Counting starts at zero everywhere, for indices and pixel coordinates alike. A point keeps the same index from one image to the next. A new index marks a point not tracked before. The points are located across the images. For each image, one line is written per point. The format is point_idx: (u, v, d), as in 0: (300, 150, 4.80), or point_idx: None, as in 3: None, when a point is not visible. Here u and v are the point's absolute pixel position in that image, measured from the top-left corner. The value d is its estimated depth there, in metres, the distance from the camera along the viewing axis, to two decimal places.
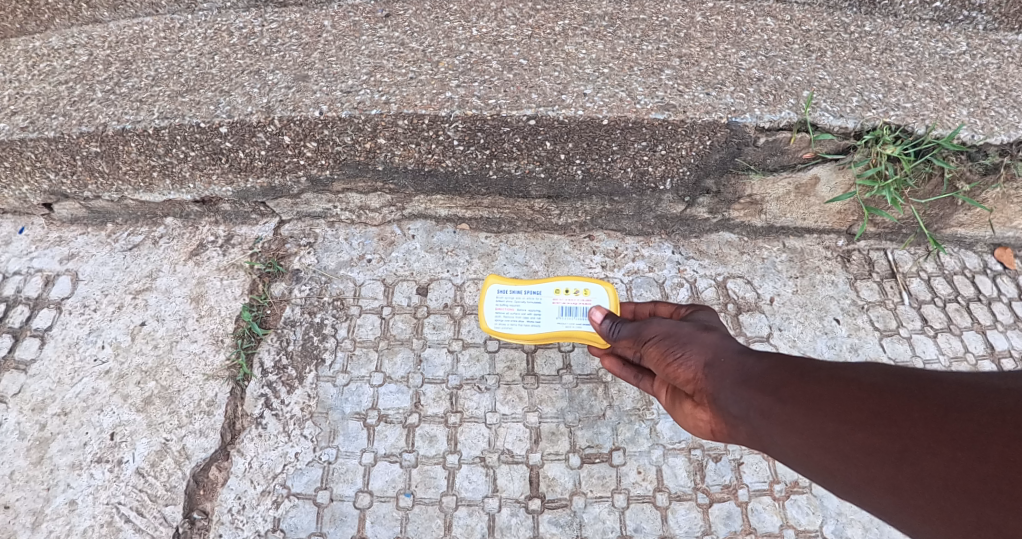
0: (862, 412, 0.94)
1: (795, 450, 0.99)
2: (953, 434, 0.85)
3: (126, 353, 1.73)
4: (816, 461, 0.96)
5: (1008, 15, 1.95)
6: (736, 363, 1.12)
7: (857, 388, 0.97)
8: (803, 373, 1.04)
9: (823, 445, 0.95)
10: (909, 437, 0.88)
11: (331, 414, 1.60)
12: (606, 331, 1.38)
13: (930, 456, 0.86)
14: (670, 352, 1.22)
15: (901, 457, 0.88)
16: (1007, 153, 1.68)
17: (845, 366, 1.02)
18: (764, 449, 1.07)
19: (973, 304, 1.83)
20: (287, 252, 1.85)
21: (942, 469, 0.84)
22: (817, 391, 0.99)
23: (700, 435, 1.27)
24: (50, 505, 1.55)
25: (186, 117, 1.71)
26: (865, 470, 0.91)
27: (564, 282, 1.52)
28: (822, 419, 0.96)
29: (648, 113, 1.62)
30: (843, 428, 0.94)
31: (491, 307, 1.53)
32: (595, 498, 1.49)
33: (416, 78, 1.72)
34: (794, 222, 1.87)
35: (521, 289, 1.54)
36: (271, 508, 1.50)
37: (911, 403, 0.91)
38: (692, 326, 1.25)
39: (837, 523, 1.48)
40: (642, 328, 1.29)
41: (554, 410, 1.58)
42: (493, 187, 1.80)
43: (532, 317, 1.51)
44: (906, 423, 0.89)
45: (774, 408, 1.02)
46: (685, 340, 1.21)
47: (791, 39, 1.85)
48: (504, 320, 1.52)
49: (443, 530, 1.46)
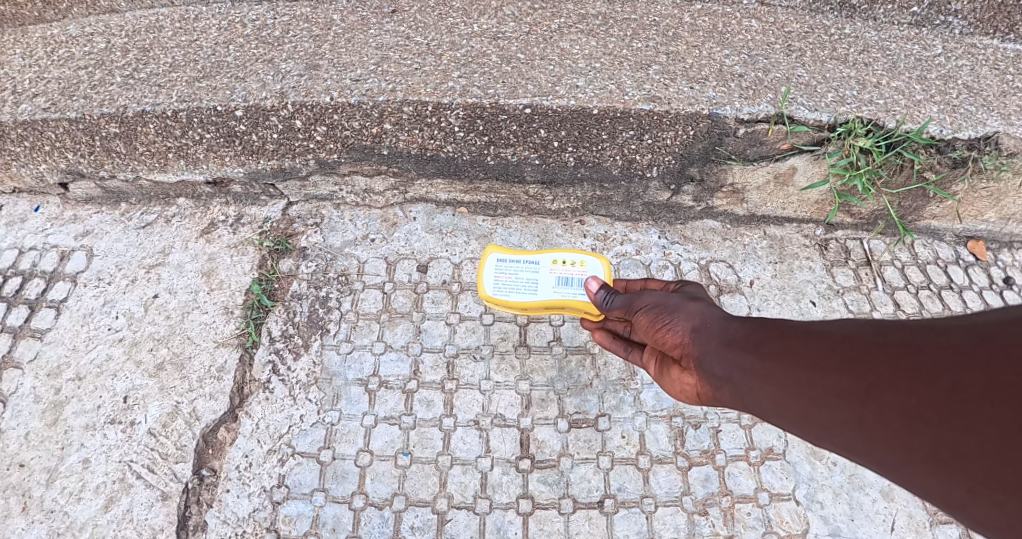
0: (832, 359, 1.00)
1: (774, 402, 1.06)
2: (911, 369, 0.90)
3: (139, 322, 1.82)
4: (793, 411, 1.03)
5: (982, 21, 2.09)
6: (720, 328, 1.21)
7: (828, 339, 1.04)
8: (780, 333, 1.13)
9: (797, 393, 1.02)
10: (873, 376, 0.94)
11: (334, 380, 1.70)
12: (601, 302, 1.47)
13: (891, 390, 0.91)
14: (658, 320, 1.31)
15: (866, 395, 0.93)
16: (974, 147, 1.79)
17: (821, 323, 1.09)
18: (746, 407, 1.15)
19: (944, 292, 1.94)
20: (295, 231, 1.95)
21: (901, 401, 0.89)
22: (794, 347, 1.07)
23: (685, 400, 1.35)
24: (64, 463, 1.62)
25: (204, 100, 1.81)
26: (834, 411, 0.96)
27: (561, 254, 1.64)
28: (796, 370, 1.03)
29: (635, 104, 1.73)
30: (816, 376, 1.00)
31: (490, 273, 1.65)
32: (582, 460, 1.59)
33: (421, 69, 1.83)
34: (774, 212, 1.99)
35: (520, 259, 1.66)
36: (277, 465, 1.59)
37: (877, 347, 0.97)
38: (680, 297, 1.33)
39: (809, 488, 1.58)
40: (633, 299, 1.39)
41: (544, 379, 1.69)
42: (491, 172, 1.91)
43: (529, 285, 1.62)
44: (871, 365, 0.95)
45: (754, 365, 1.10)
46: (673, 309, 1.30)
47: (773, 40, 1.98)
48: (502, 286, 1.63)
49: (439, 486, 1.56)
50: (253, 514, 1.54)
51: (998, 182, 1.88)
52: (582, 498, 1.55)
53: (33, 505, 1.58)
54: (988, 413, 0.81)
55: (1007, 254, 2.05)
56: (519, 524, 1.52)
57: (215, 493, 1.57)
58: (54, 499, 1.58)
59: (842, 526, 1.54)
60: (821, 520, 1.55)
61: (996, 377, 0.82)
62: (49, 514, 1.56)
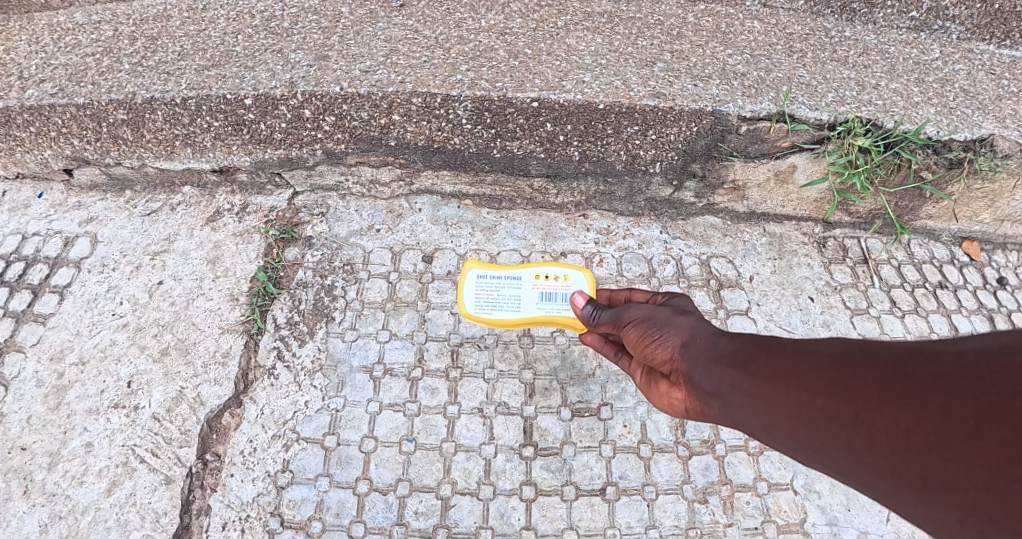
0: (821, 380, 0.98)
1: (763, 420, 1.03)
2: (900, 396, 0.90)
3: (144, 308, 1.82)
4: (783, 431, 1.00)
5: (978, 26, 2.14)
6: (709, 342, 1.18)
7: (818, 359, 1.01)
8: (769, 347, 1.09)
9: (787, 415, 0.99)
10: (863, 399, 0.92)
11: (339, 367, 1.71)
12: (587, 317, 1.48)
13: (881, 414, 0.90)
14: (648, 335, 1.29)
15: (856, 419, 0.92)
16: (970, 149, 1.84)
17: (808, 341, 1.06)
18: (735, 423, 1.11)
19: (939, 290, 1.98)
20: (301, 221, 1.97)
21: (891, 427, 0.88)
22: (781, 363, 1.04)
23: (672, 413, 1.35)
24: (67, 447, 1.62)
25: (213, 88, 1.82)
26: (824, 433, 0.94)
27: (544, 269, 1.61)
28: (786, 389, 1.00)
29: (640, 100, 1.77)
30: (806, 396, 0.97)
31: (471, 291, 1.62)
32: (584, 448, 1.61)
33: (429, 62, 1.85)
34: (773, 209, 2.03)
35: (500, 275, 1.63)
36: (281, 451, 1.60)
37: (866, 369, 0.95)
38: (669, 310, 1.32)
39: (806, 478, 1.61)
40: (621, 313, 1.38)
41: (547, 368, 1.71)
42: (496, 165, 1.93)
43: (511, 302, 1.59)
44: (860, 388, 0.93)
45: (743, 382, 1.06)
46: (662, 323, 1.28)
47: (775, 41, 2.02)
48: (483, 304, 1.60)
49: (442, 472, 1.58)
50: (257, 498, 1.55)
51: (992, 183, 1.92)
52: (584, 485, 1.57)
53: (35, 488, 1.58)
54: (977, 444, 0.82)
55: (1001, 255, 2.09)
56: (521, 510, 1.54)
57: (219, 477, 1.58)
58: (55, 483, 1.58)
59: (839, 516, 1.57)
60: (818, 509, 1.57)
61: (983, 408, 0.84)
62: (51, 497, 1.56)
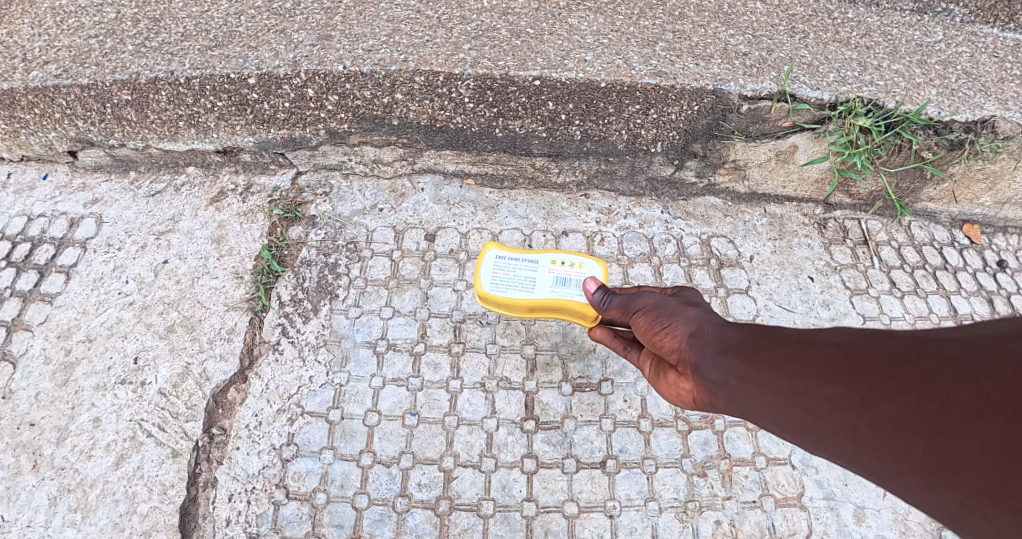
0: (827, 368, 0.98)
1: (770, 409, 1.04)
2: (903, 382, 0.90)
3: (150, 287, 1.84)
4: (788, 419, 1.02)
5: (982, 9, 2.13)
6: (716, 333, 1.20)
7: (824, 347, 1.02)
8: (775, 337, 1.10)
9: (792, 402, 1.00)
10: (867, 385, 0.93)
11: (343, 342, 1.74)
12: (597, 302, 1.48)
13: (885, 401, 0.90)
14: (657, 323, 1.31)
15: (860, 405, 0.92)
16: (971, 130, 1.85)
17: (814, 331, 1.08)
18: (741, 412, 1.13)
19: (939, 272, 1.99)
20: (305, 200, 1.99)
21: (893, 413, 0.88)
22: (786, 352, 1.05)
23: (681, 404, 1.36)
24: (75, 422, 1.65)
25: (217, 68, 1.83)
26: (828, 420, 0.95)
27: (560, 255, 1.62)
28: (791, 377, 1.01)
29: (642, 78, 1.78)
30: (811, 384, 0.98)
31: (488, 270, 1.62)
32: (584, 422, 1.64)
33: (432, 41, 1.86)
34: (774, 190, 2.03)
35: (519, 257, 1.63)
36: (287, 424, 1.63)
37: (871, 356, 0.96)
38: (678, 300, 1.34)
39: (804, 454, 1.63)
40: (631, 300, 1.39)
41: (548, 344, 1.74)
42: (498, 144, 1.94)
43: (526, 284, 1.59)
44: (863, 374, 0.94)
45: (748, 371, 1.08)
46: (671, 312, 1.30)
47: (777, 22, 2.02)
48: (499, 283, 1.61)
49: (445, 445, 1.60)
50: (263, 471, 1.58)
51: (993, 164, 1.92)
52: (585, 458, 1.60)
53: (44, 463, 1.60)
54: (978, 429, 0.81)
55: (1001, 239, 2.09)
56: (523, 482, 1.56)
57: (226, 450, 1.60)
58: (64, 457, 1.60)
59: (836, 491, 1.59)
60: (817, 484, 1.59)
61: (987, 392, 0.83)
62: (59, 471, 1.58)
